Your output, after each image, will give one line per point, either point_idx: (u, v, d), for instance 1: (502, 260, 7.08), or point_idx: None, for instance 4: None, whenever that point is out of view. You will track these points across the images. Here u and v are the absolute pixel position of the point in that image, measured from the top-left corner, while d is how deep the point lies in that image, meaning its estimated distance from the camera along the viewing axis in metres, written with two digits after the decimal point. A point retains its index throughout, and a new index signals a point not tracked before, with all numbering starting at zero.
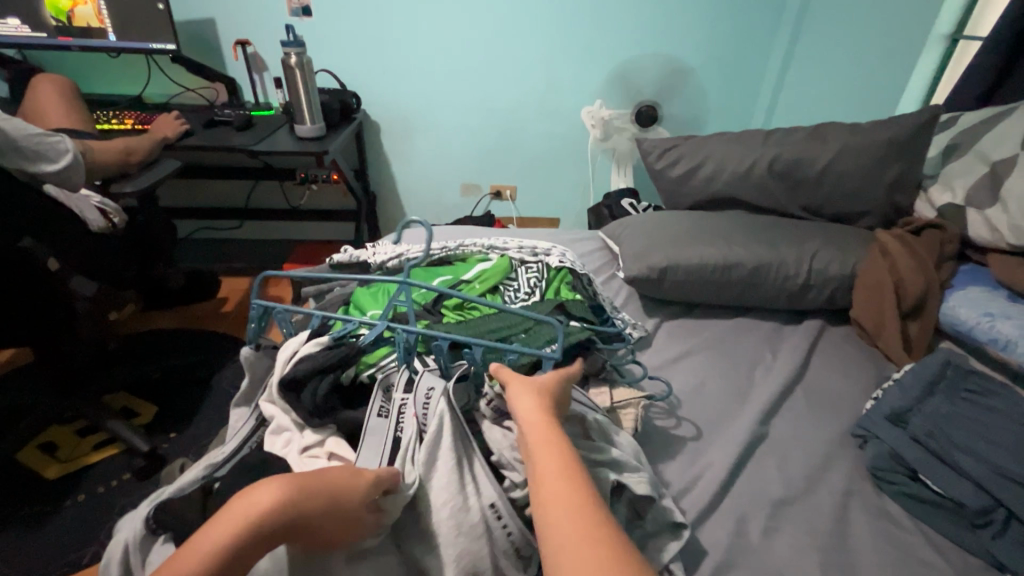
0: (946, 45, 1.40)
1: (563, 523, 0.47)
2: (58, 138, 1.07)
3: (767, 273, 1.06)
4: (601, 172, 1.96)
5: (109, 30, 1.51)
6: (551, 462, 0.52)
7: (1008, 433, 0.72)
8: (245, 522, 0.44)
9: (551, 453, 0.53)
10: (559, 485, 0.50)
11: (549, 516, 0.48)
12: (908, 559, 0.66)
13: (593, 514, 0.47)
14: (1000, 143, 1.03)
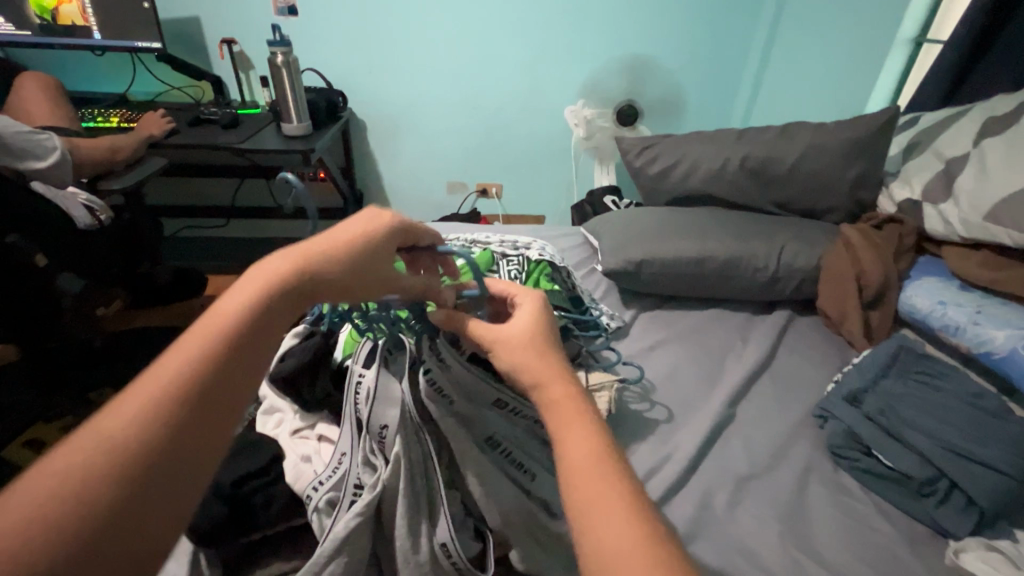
0: (910, 48, 1.47)
1: (590, 494, 0.40)
2: (46, 136, 1.07)
3: (738, 266, 1.11)
4: (584, 171, 2.00)
5: (94, 29, 1.52)
6: (572, 432, 0.45)
7: (953, 410, 0.77)
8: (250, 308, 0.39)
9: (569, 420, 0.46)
10: (582, 457, 0.42)
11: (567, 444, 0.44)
12: (860, 526, 0.72)
13: (623, 485, 0.40)
14: (954, 142, 1.09)
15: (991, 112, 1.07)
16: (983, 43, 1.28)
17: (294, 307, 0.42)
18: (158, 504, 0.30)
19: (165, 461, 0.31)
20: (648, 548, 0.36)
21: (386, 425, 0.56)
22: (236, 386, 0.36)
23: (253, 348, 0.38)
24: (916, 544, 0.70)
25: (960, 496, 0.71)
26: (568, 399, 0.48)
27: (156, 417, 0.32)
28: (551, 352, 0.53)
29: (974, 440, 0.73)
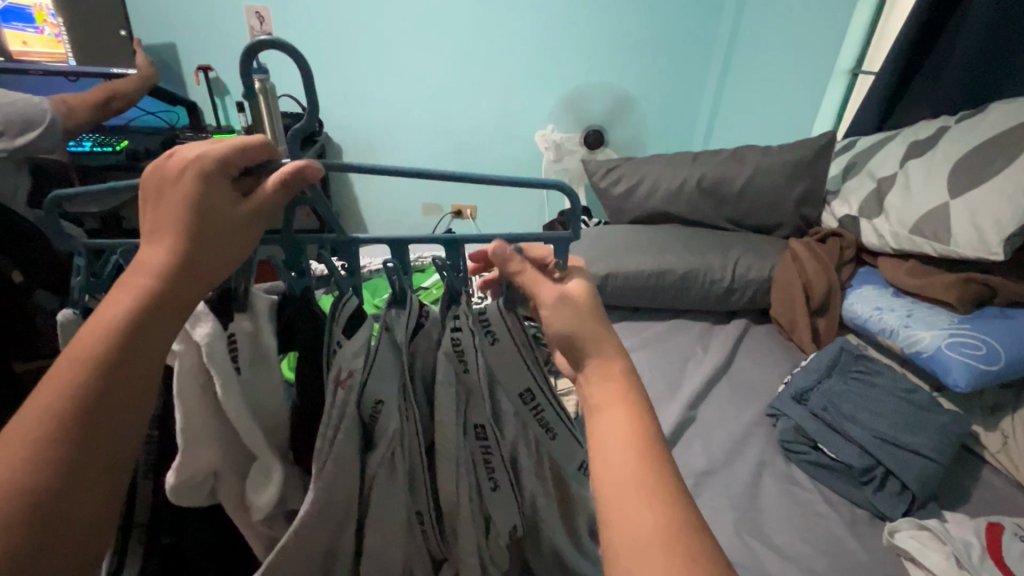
0: (847, 78, 1.64)
1: (628, 520, 0.34)
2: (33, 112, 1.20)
3: (697, 278, 1.19)
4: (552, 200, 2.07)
5: (70, 56, 1.53)
6: (617, 455, 0.37)
7: (887, 403, 0.85)
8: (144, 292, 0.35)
9: (614, 421, 0.40)
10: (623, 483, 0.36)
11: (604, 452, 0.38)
12: (807, 513, 0.78)
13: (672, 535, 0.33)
14: (884, 164, 1.21)
15: (914, 137, 1.19)
16: (908, 75, 1.42)
17: (172, 319, 0.36)
18: (54, 544, 0.31)
19: (46, 504, 0.30)
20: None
21: (383, 400, 0.46)
22: (111, 413, 0.33)
23: (122, 369, 0.33)
24: (857, 527, 0.77)
25: (894, 482, 0.78)
26: (616, 395, 0.41)
27: (35, 455, 0.31)
28: (608, 330, 0.45)
29: (904, 429, 0.81)
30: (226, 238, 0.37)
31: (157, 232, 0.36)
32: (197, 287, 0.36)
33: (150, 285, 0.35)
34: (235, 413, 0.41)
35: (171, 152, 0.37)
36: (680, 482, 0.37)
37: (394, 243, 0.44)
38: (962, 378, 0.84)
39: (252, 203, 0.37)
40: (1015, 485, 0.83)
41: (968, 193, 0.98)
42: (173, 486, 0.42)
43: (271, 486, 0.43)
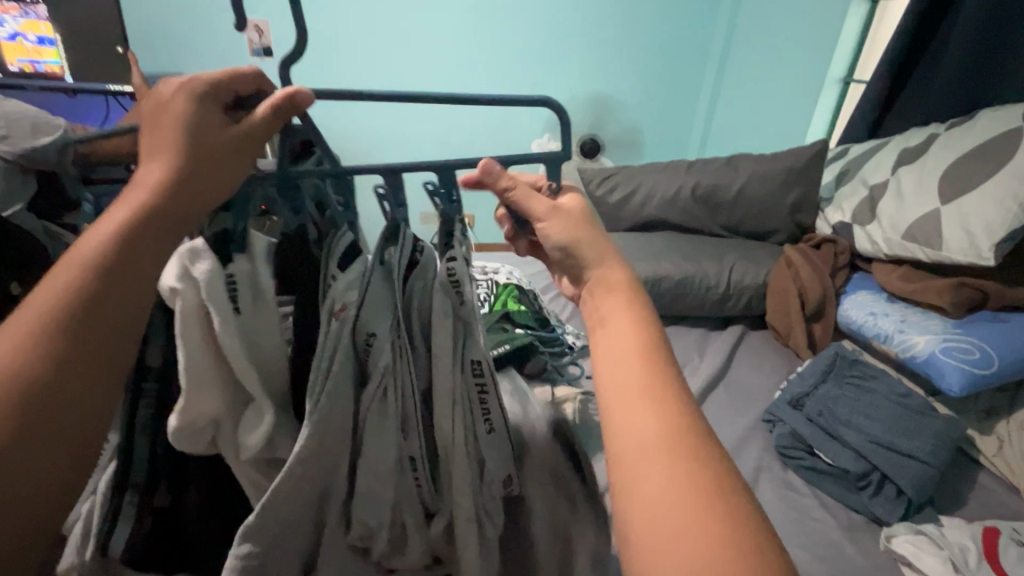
0: (840, 86, 1.65)
1: (633, 419, 0.36)
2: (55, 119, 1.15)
3: (692, 285, 1.19)
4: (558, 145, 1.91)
5: (64, 72, 1.54)
6: (627, 358, 0.40)
7: (882, 408, 0.86)
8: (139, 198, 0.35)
9: (621, 331, 0.42)
10: (631, 379, 0.38)
11: (613, 350, 0.41)
12: (803, 518, 0.78)
13: (679, 430, 0.35)
14: (876, 171, 1.22)
15: (904, 144, 1.21)
16: (897, 85, 1.44)
17: (174, 230, 0.36)
18: (47, 438, 0.29)
19: (42, 395, 0.29)
20: (690, 483, 0.33)
21: (373, 333, 0.45)
22: (112, 310, 0.32)
23: (123, 270, 0.33)
24: (855, 532, 0.77)
25: (891, 487, 0.78)
26: (624, 307, 0.43)
27: (22, 352, 0.29)
28: (607, 241, 0.48)
29: (900, 433, 0.81)
30: (217, 150, 0.38)
31: (153, 151, 0.37)
32: (196, 202, 0.37)
33: (150, 196, 0.35)
34: (231, 347, 0.39)
35: (161, 83, 0.39)
36: (685, 386, 0.39)
37: (394, 168, 0.46)
38: (956, 382, 0.84)
39: (247, 126, 0.40)
40: (1011, 488, 0.83)
41: (959, 200, 0.99)
42: (174, 430, 0.40)
43: (263, 427, 0.42)
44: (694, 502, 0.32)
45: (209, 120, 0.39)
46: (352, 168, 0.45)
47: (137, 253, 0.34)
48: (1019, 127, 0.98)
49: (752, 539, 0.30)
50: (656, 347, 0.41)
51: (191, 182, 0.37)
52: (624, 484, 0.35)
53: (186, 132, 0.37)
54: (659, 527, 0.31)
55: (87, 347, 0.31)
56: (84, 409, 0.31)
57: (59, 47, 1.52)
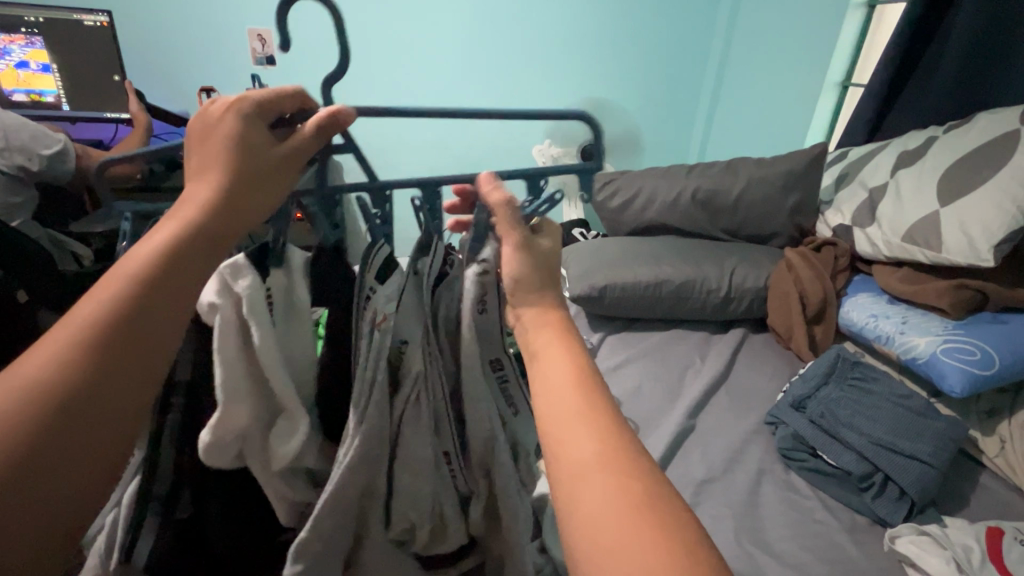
0: (838, 90, 1.64)
1: (569, 442, 0.34)
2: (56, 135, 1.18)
3: (693, 288, 1.20)
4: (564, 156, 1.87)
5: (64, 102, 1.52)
6: (568, 418, 0.36)
7: (883, 409, 0.86)
8: (180, 220, 0.36)
9: (555, 360, 0.40)
10: (577, 434, 0.34)
11: (551, 402, 0.37)
12: (807, 521, 0.79)
13: (634, 487, 0.31)
14: (875, 174, 1.23)
15: (904, 147, 1.22)
16: (896, 88, 1.45)
17: (216, 249, 0.36)
18: (77, 452, 0.30)
19: (78, 409, 0.30)
20: (632, 499, 0.31)
21: (406, 341, 0.47)
22: (149, 328, 0.32)
23: (164, 287, 0.34)
24: (857, 534, 0.77)
25: (893, 488, 0.78)
26: (554, 339, 0.42)
27: (61, 365, 0.30)
28: (557, 288, 0.46)
29: (902, 435, 0.81)
30: (261, 173, 0.39)
31: (200, 169, 0.38)
32: (237, 222, 0.38)
33: (193, 214, 0.36)
34: (270, 360, 0.40)
35: (209, 100, 0.40)
36: (616, 404, 0.37)
37: (429, 182, 0.47)
38: (957, 383, 0.85)
39: (291, 145, 0.40)
40: (1015, 489, 0.83)
41: (957, 202, 0.99)
42: (205, 444, 0.40)
43: (295, 439, 0.42)
44: (636, 518, 0.30)
45: (258, 142, 0.39)
46: (389, 182, 0.47)
47: (178, 272, 0.34)
48: (1017, 129, 0.99)
49: (695, 547, 0.29)
50: (599, 395, 0.37)
51: (233, 205, 0.37)
52: (569, 512, 0.32)
53: (233, 153, 0.38)
54: (606, 549, 0.29)
55: (122, 364, 0.31)
56: (116, 425, 0.31)
57: (55, 75, 1.48)
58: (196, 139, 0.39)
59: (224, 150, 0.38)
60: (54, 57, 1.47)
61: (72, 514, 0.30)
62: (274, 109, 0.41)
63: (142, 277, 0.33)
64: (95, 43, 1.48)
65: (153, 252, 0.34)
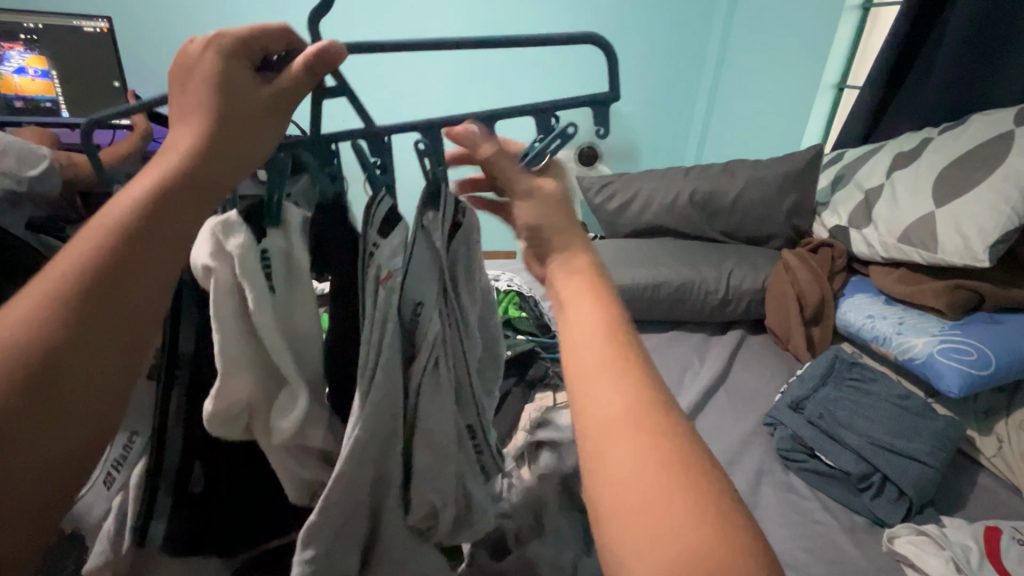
0: (834, 92, 1.65)
1: (599, 393, 0.35)
2: None
3: (692, 290, 1.20)
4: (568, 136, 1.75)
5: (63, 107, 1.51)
6: (599, 374, 0.36)
7: (881, 410, 0.86)
8: (168, 167, 0.34)
9: (585, 311, 0.40)
10: (609, 390, 0.35)
11: (581, 353, 0.38)
12: (807, 521, 0.79)
13: (665, 446, 0.31)
14: (871, 175, 1.23)
15: (899, 148, 1.22)
16: (890, 92, 1.46)
17: (203, 199, 0.35)
18: (65, 406, 0.28)
19: (64, 358, 0.29)
20: (663, 456, 0.31)
21: (419, 302, 0.47)
22: (134, 277, 0.31)
23: (150, 235, 0.32)
24: (857, 534, 0.77)
25: (892, 488, 0.79)
26: (585, 288, 0.42)
27: (41, 310, 0.29)
28: (585, 238, 0.47)
29: (900, 436, 0.82)
30: (248, 116, 0.37)
31: (183, 117, 0.37)
32: (224, 170, 0.36)
33: (178, 164, 0.35)
34: (265, 325, 0.39)
35: (187, 41, 0.38)
36: (650, 361, 0.38)
37: (431, 122, 0.44)
38: (954, 383, 0.85)
39: (276, 89, 0.39)
40: (1012, 488, 0.84)
41: (953, 203, 1.00)
42: (209, 414, 0.40)
43: (297, 412, 0.41)
44: (669, 474, 0.30)
45: (244, 83, 0.38)
46: (387, 126, 0.44)
47: (164, 217, 0.33)
48: (1010, 131, 1.00)
49: (727, 510, 0.29)
50: (629, 349, 0.37)
51: (223, 151, 0.36)
52: (596, 460, 0.33)
53: (220, 94, 0.37)
54: (636, 499, 0.30)
55: (103, 309, 0.30)
56: (100, 372, 0.30)
57: (53, 79, 1.47)
58: (179, 81, 0.37)
59: (209, 92, 0.36)
60: (53, 65, 1.46)
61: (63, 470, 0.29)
62: (259, 52, 0.39)
63: (127, 222, 0.32)
64: (95, 49, 1.48)
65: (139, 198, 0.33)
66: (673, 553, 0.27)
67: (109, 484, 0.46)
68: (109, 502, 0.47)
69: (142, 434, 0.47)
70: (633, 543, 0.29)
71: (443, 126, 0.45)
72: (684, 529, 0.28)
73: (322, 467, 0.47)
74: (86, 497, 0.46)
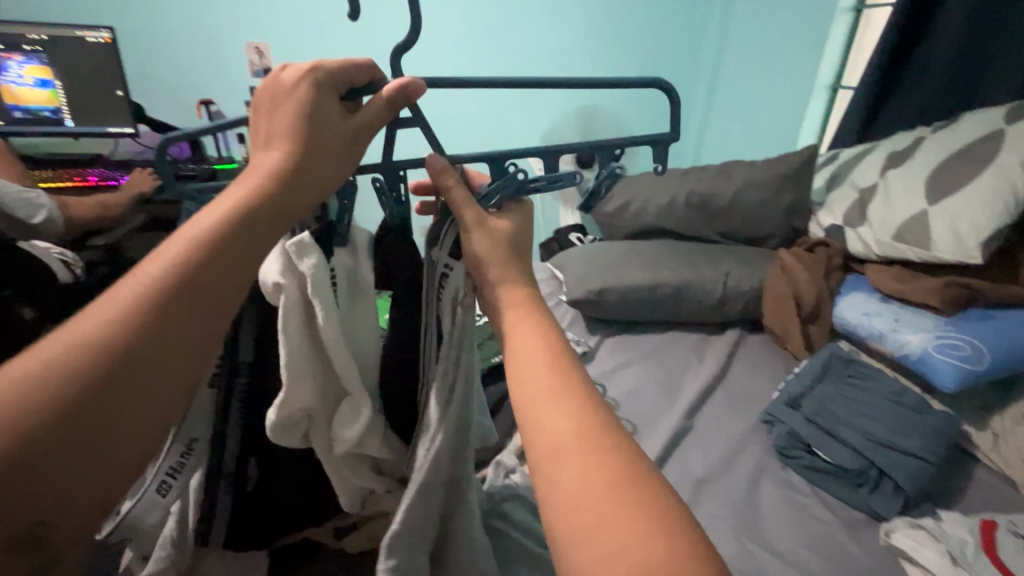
0: (828, 93, 1.66)
1: (545, 419, 0.36)
2: (35, 192, 0.92)
3: (690, 291, 1.22)
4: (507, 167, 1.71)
5: (66, 117, 1.53)
6: (550, 403, 0.37)
7: (878, 405, 0.87)
8: (251, 187, 0.36)
9: (528, 344, 0.42)
10: (562, 418, 0.36)
11: (527, 388, 0.39)
12: (804, 517, 0.80)
13: (623, 467, 0.32)
14: (866, 175, 1.25)
15: (892, 148, 1.24)
16: (884, 92, 1.47)
17: (280, 219, 0.37)
18: (137, 404, 0.29)
19: (149, 351, 0.29)
20: (612, 476, 0.32)
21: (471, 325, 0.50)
22: (214, 287, 0.32)
23: (232, 246, 0.34)
24: (856, 530, 0.78)
25: (889, 483, 0.80)
26: (529, 322, 0.44)
27: (128, 312, 0.30)
28: (522, 270, 0.48)
29: (896, 431, 0.83)
30: (330, 145, 0.40)
31: (272, 138, 0.39)
32: (302, 194, 0.38)
33: (265, 181, 0.37)
34: (333, 337, 0.43)
35: (284, 69, 0.41)
36: (590, 380, 0.39)
37: (499, 155, 0.51)
38: (949, 378, 0.86)
39: (361, 122, 0.42)
40: (1008, 482, 0.84)
41: (946, 201, 1.01)
42: (273, 423, 0.43)
43: (360, 421, 0.45)
44: (614, 490, 0.31)
45: (332, 114, 0.41)
46: (456, 157, 0.50)
47: (246, 232, 0.35)
48: (1001, 129, 1.01)
49: (673, 516, 0.30)
50: (578, 379, 0.39)
51: (305, 175, 0.39)
52: (547, 486, 0.34)
53: (308, 121, 0.39)
54: (587, 518, 0.31)
55: (187, 316, 0.31)
56: (176, 379, 0.30)
57: (57, 88, 1.50)
58: (270, 105, 0.40)
59: (298, 119, 0.39)
60: (57, 75, 1.49)
61: (121, 470, 0.28)
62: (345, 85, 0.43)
63: (215, 235, 0.33)
64: (97, 59, 1.49)
65: (224, 213, 0.34)
66: (628, 564, 0.28)
67: (163, 491, 0.47)
68: (164, 511, 0.48)
69: (201, 440, 0.48)
70: (587, 560, 0.29)
71: (508, 159, 0.52)
72: (635, 545, 0.29)
73: (371, 472, 0.50)
74: (141, 502, 0.46)
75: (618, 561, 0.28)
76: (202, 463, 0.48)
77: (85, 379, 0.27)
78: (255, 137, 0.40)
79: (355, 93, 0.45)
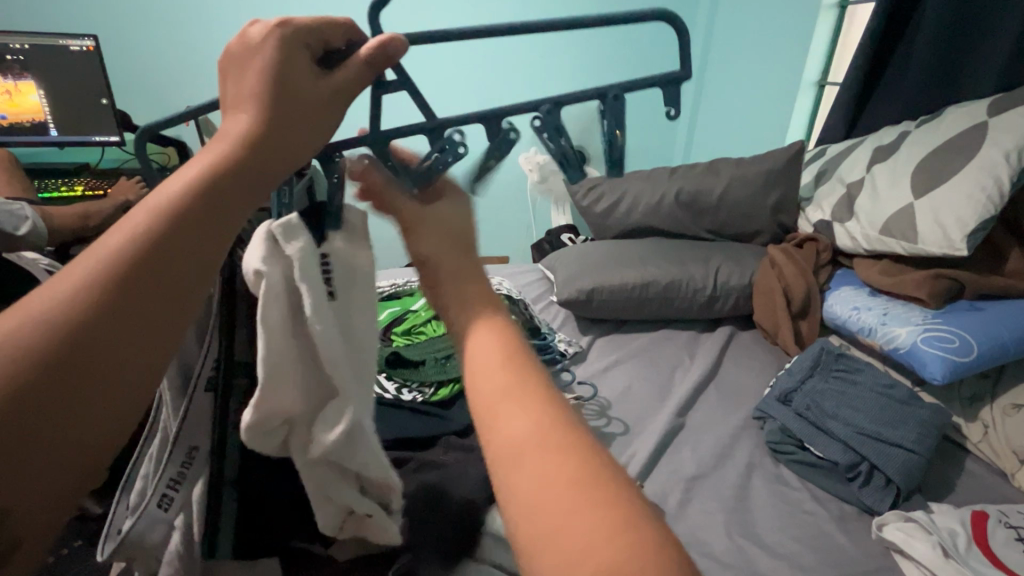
0: (815, 89, 1.66)
1: (505, 419, 0.36)
2: (18, 204, 0.91)
3: (680, 288, 1.22)
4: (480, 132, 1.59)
5: (51, 126, 1.52)
6: (506, 403, 0.37)
7: (867, 399, 0.87)
8: (214, 157, 0.36)
9: (483, 346, 0.41)
10: (522, 418, 0.35)
11: (482, 388, 0.39)
12: (795, 511, 0.80)
13: (588, 464, 0.32)
14: (852, 169, 1.25)
15: (878, 142, 1.25)
16: (870, 87, 1.48)
17: (251, 189, 0.36)
18: (110, 378, 0.29)
19: (106, 328, 0.29)
20: (577, 475, 0.32)
21: None
22: (176, 260, 0.32)
23: (202, 219, 0.33)
24: (846, 523, 0.78)
25: (879, 477, 0.80)
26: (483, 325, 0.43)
27: (85, 287, 0.29)
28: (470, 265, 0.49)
29: (885, 424, 0.83)
30: (303, 108, 0.39)
31: (240, 101, 0.39)
32: (275, 160, 0.38)
33: (230, 149, 0.36)
34: (324, 331, 0.42)
35: (252, 26, 0.40)
36: (552, 379, 0.39)
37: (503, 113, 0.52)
38: (938, 369, 0.86)
39: (336, 85, 0.41)
40: (998, 473, 0.85)
41: (931, 193, 1.02)
42: (249, 424, 0.42)
43: (342, 424, 0.43)
44: (576, 490, 0.31)
45: (302, 74, 0.40)
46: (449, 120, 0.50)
47: (210, 204, 0.34)
48: (984, 122, 1.02)
49: (636, 512, 0.30)
50: (535, 378, 0.38)
51: (275, 143, 0.38)
52: (507, 490, 0.33)
53: (275, 83, 0.39)
54: (549, 523, 0.30)
55: (145, 289, 0.30)
56: (138, 355, 0.30)
57: (43, 99, 1.49)
58: (236, 68, 0.40)
59: (264, 82, 0.38)
60: (40, 84, 1.47)
61: (98, 444, 0.29)
62: (313, 47, 0.42)
63: (176, 208, 0.33)
64: (81, 66, 1.48)
65: (186, 185, 0.34)
66: (590, 566, 0.28)
67: (165, 505, 0.47)
68: (167, 526, 0.49)
69: (202, 449, 0.48)
70: (555, 562, 0.29)
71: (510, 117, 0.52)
72: (603, 546, 0.28)
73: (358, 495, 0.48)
74: (140, 523, 0.47)
75: (584, 564, 0.28)
76: (203, 471, 0.49)
77: (41, 354, 0.27)
78: (223, 101, 0.39)
79: (330, 54, 0.44)
